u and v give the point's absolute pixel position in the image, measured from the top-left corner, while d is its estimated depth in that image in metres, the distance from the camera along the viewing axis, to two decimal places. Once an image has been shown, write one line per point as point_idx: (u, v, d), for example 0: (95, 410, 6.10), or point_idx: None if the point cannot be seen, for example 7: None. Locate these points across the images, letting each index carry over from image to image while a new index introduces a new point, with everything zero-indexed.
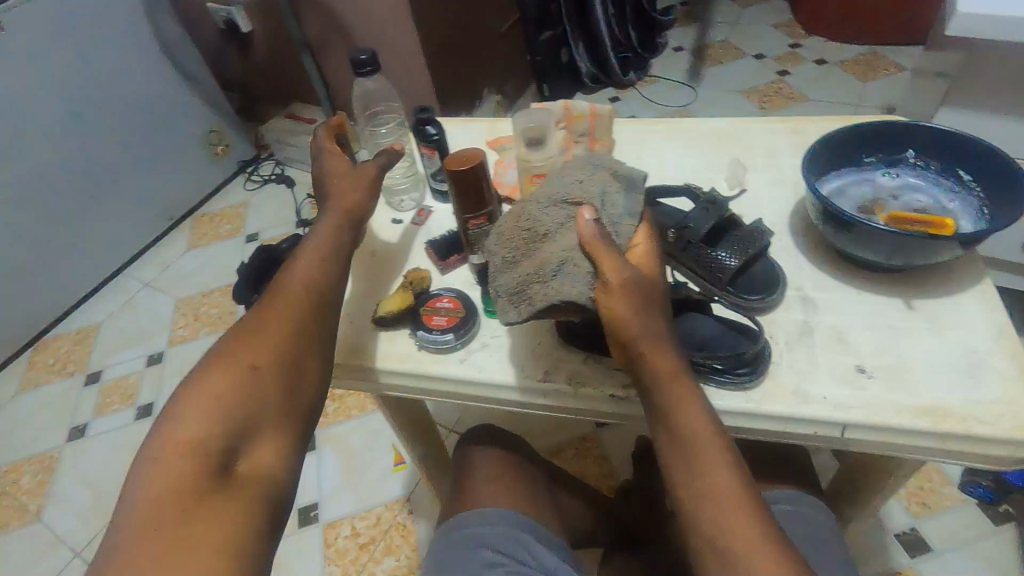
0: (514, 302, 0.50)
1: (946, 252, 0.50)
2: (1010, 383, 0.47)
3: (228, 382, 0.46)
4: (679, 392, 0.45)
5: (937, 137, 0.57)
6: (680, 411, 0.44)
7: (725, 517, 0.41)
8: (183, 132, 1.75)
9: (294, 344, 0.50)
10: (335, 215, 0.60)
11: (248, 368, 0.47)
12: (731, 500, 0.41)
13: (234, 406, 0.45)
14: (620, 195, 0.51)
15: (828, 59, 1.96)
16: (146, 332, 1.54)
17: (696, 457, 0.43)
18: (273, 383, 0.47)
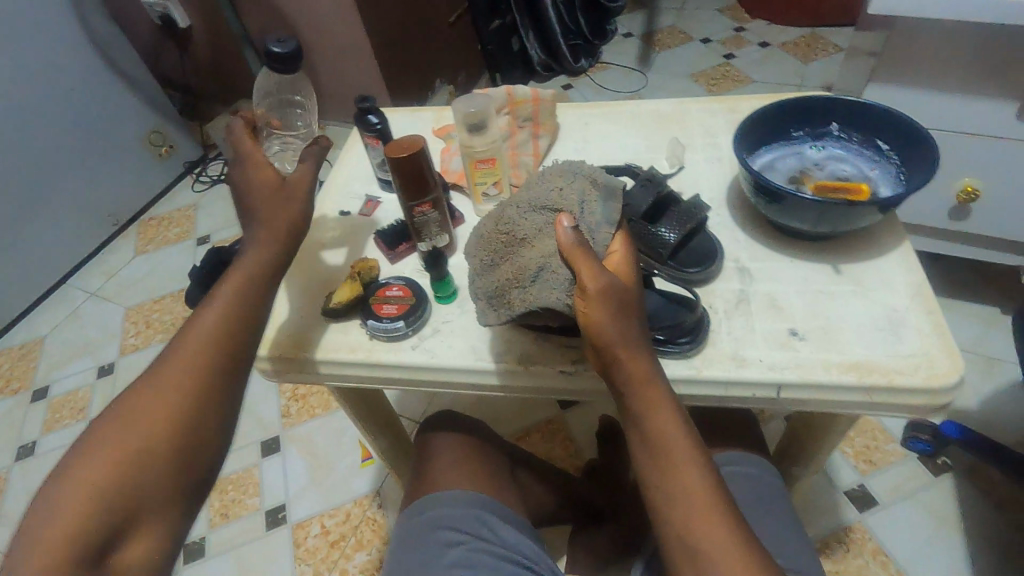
0: (495, 305, 0.54)
1: (866, 217, 0.53)
2: (927, 337, 0.50)
3: (126, 439, 0.41)
4: (650, 397, 0.46)
5: (858, 109, 0.60)
6: (651, 414, 0.46)
7: (693, 516, 0.43)
8: (123, 134, 1.68)
9: (199, 401, 0.44)
10: (263, 235, 0.52)
11: (149, 423, 0.42)
12: (699, 500, 0.43)
13: (129, 471, 0.40)
14: (597, 204, 0.53)
15: (771, 42, 2.02)
16: (94, 344, 1.49)
17: (668, 458, 0.45)
18: (177, 440, 0.42)
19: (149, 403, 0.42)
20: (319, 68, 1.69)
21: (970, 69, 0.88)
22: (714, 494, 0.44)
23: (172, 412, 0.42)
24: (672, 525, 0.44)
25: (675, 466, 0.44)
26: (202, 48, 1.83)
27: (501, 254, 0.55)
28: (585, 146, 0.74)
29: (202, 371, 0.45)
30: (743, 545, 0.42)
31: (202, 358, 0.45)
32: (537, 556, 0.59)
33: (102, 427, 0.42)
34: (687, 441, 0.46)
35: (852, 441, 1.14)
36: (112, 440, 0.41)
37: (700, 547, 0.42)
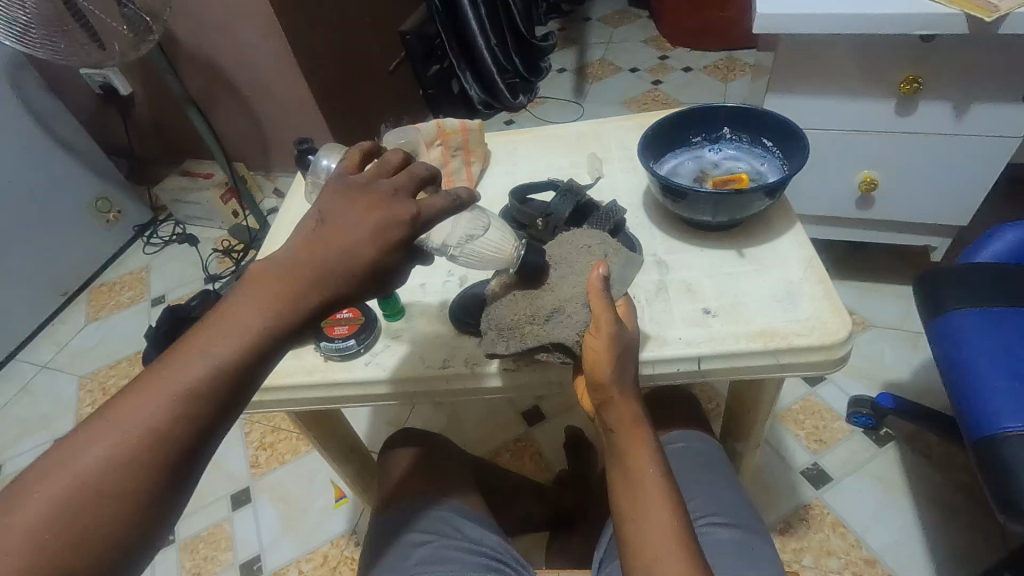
0: (502, 338, 0.58)
1: (758, 203, 0.60)
2: (819, 302, 0.58)
3: (114, 464, 0.35)
4: (634, 437, 0.49)
5: (742, 114, 0.69)
6: (632, 451, 0.49)
7: (658, 546, 0.45)
8: (70, 203, 1.68)
9: (222, 383, 0.39)
10: (335, 247, 0.43)
11: (142, 444, 0.36)
12: (664, 533, 0.46)
13: (110, 506, 0.35)
14: (618, 266, 0.58)
15: (693, 67, 2.18)
16: (49, 417, 1.44)
17: (640, 492, 0.48)
18: (166, 469, 0.37)
19: (150, 424, 0.36)
20: (265, 123, 1.74)
21: (850, 75, 1.00)
22: (679, 531, 0.46)
23: (171, 443, 0.37)
24: (638, 553, 0.46)
25: (645, 500, 0.47)
26: (145, 113, 1.86)
27: (523, 294, 0.59)
28: (514, 168, 0.81)
29: (212, 401, 0.38)
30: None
31: (218, 382, 0.38)
32: (501, 547, 0.65)
33: (93, 426, 0.36)
34: (659, 482, 0.48)
35: (803, 423, 1.16)
36: (100, 456, 0.35)
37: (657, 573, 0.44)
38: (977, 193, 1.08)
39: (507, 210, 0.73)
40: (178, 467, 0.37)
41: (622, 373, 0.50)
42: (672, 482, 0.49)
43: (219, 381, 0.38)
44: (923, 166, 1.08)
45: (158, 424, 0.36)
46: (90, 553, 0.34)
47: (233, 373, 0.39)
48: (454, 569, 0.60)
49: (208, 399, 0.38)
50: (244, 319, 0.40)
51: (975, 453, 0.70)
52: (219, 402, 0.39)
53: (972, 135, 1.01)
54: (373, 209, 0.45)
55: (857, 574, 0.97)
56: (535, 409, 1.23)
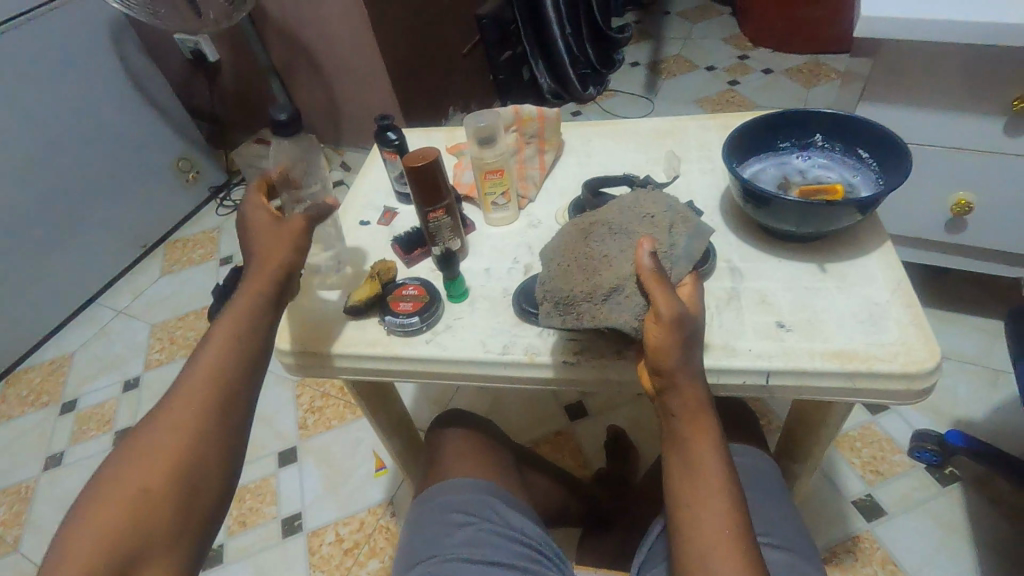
0: (558, 312, 0.57)
1: (848, 217, 0.57)
2: (905, 328, 0.55)
3: (181, 420, 0.49)
4: (697, 426, 0.49)
5: (838, 122, 0.66)
6: (694, 442, 0.48)
7: (716, 544, 0.45)
8: (155, 161, 1.78)
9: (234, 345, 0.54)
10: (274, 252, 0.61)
11: (197, 399, 0.50)
12: (723, 532, 0.45)
13: (190, 438, 0.48)
14: (682, 238, 0.56)
15: (774, 68, 2.09)
16: (121, 359, 1.55)
17: (700, 486, 0.47)
18: (218, 404, 0.50)
19: (194, 400, 0.50)
20: (339, 97, 1.78)
21: (955, 88, 0.93)
22: (737, 529, 0.46)
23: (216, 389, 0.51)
24: (694, 545, 0.46)
25: (703, 496, 0.47)
26: (229, 80, 1.94)
27: (579, 266, 0.57)
28: (586, 160, 0.81)
29: (232, 357, 0.53)
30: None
31: (232, 344, 0.54)
32: (540, 538, 0.65)
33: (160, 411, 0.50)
34: (722, 477, 0.48)
35: (859, 450, 1.10)
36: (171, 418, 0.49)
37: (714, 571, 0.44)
38: None
39: (578, 202, 0.73)
40: (215, 421, 0.49)
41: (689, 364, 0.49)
42: (733, 477, 0.48)
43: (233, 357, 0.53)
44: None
45: (205, 383, 0.51)
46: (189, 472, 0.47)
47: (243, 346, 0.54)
48: (493, 556, 0.60)
49: (222, 374, 0.52)
50: (236, 314, 0.56)
51: None
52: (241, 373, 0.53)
53: None
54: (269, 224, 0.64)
55: None
56: (578, 404, 1.23)
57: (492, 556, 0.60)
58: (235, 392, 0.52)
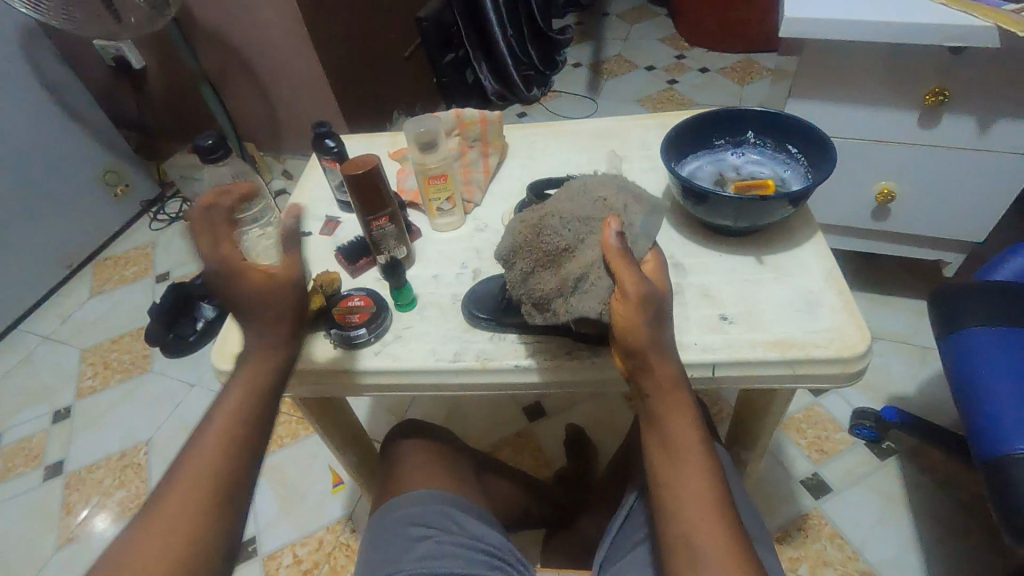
0: (537, 310, 0.57)
1: (781, 210, 0.59)
2: (837, 314, 0.57)
3: (189, 494, 0.41)
4: (671, 402, 0.49)
5: (768, 119, 0.69)
6: (673, 419, 0.49)
7: (700, 516, 0.46)
8: (79, 176, 1.67)
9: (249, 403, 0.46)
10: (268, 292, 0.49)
11: (207, 470, 0.42)
12: (704, 503, 0.46)
13: (198, 518, 0.40)
14: (641, 216, 0.56)
15: (710, 67, 2.16)
16: (50, 388, 1.45)
17: (681, 460, 0.48)
18: (232, 476, 0.43)
19: (206, 464, 0.42)
20: (277, 104, 1.73)
21: (874, 84, 0.98)
22: (718, 499, 0.47)
23: (231, 458, 0.43)
24: (676, 518, 0.47)
25: (686, 472, 0.47)
26: (157, 87, 1.85)
27: (540, 261, 0.56)
28: (530, 163, 0.81)
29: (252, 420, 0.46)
30: (740, 546, 0.45)
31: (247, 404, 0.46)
32: (503, 545, 0.64)
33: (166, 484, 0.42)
34: (700, 450, 0.48)
35: (805, 432, 1.15)
36: (181, 491, 0.41)
37: (699, 542, 0.45)
38: (996, 210, 1.07)
39: (523, 204, 0.73)
40: (226, 499, 0.42)
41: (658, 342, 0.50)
42: (710, 449, 0.49)
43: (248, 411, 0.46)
44: (942, 180, 1.06)
45: (216, 448, 0.43)
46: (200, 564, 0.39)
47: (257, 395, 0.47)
48: (456, 566, 0.59)
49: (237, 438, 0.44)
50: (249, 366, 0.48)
51: (983, 473, 0.69)
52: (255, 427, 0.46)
53: (994, 151, 1.00)
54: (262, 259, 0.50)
55: None
56: (536, 405, 1.23)
57: (454, 566, 0.59)
58: (246, 460, 0.44)
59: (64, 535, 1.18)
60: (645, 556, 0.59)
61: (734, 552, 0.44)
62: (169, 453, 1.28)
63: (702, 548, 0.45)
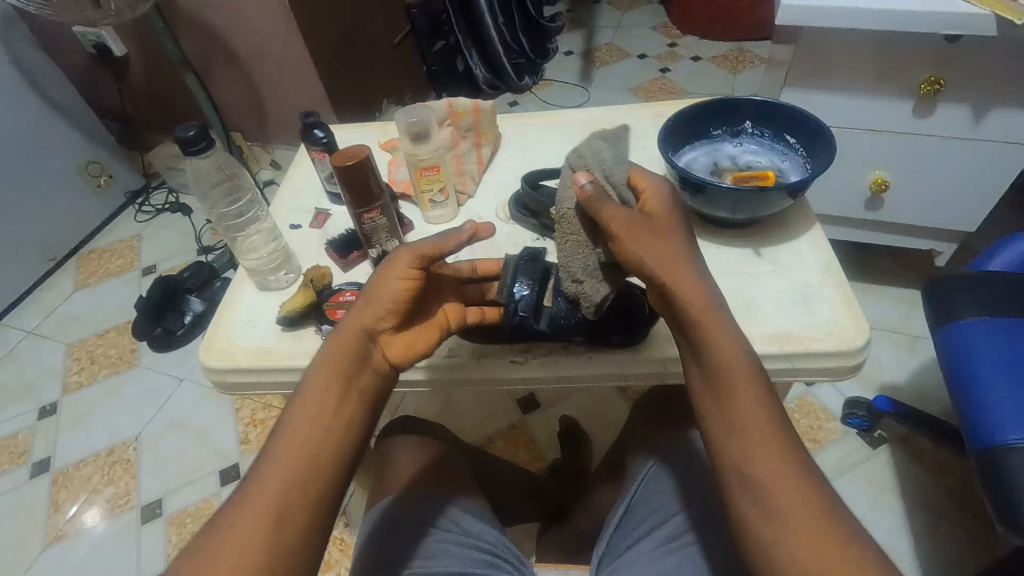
0: (594, 278, 0.54)
1: (779, 201, 0.59)
2: (836, 307, 0.57)
3: (298, 465, 0.43)
4: (708, 326, 0.46)
5: (767, 109, 0.68)
6: (712, 341, 0.46)
7: (754, 450, 0.42)
8: (60, 166, 1.63)
9: (348, 387, 0.47)
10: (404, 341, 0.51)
11: (310, 445, 0.44)
12: (754, 432, 0.43)
13: (307, 488, 0.43)
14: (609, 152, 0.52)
15: (702, 56, 2.14)
16: (35, 384, 1.42)
17: (723, 389, 0.45)
18: (337, 455, 0.45)
19: (309, 442, 0.44)
20: (263, 92, 1.69)
21: (868, 73, 0.98)
22: (775, 425, 0.43)
23: (336, 439, 0.45)
24: (729, 458, 0.43)
25: (730, 395, 0.44)
26: (138, 75, 1.80)
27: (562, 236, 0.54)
28: (524, 154, 0.80)
29: (352, 402, 0.47)
30: (802, 475, 0.41)
31: (347, 386, 0.47)
32: (498, 541, 0.64)
33: (271, 454, 0.44)
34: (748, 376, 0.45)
35: (797, 421, 1.16)
36: (289, 462, 0.43)
37: (761, 480, 0.41)
38: (988, 199, 1.07)
39: (518, 197, 0.72)
40: (327, 470, 0.44)
41: (685, 274, 0.48)
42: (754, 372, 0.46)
43: (331, 415, 0.46)
44: (935, 169, 1.06)
45: (317, 428, 0.45)
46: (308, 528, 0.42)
47: (343, 404, 0.46)
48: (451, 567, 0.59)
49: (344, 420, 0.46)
50: (344, 347, 0.49)
51: (976, 462, 0.69)
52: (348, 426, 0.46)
53: (987, 140, 0.99)
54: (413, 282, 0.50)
55: None
56: (530, 397, 1.23)
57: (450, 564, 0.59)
58: (346, 437, 0.46)
59: (52, 532, 1.17)
60: (682, 526, 0.59)
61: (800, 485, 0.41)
62: (159, 448, 1.27)
63: (765, 488, 0.41)
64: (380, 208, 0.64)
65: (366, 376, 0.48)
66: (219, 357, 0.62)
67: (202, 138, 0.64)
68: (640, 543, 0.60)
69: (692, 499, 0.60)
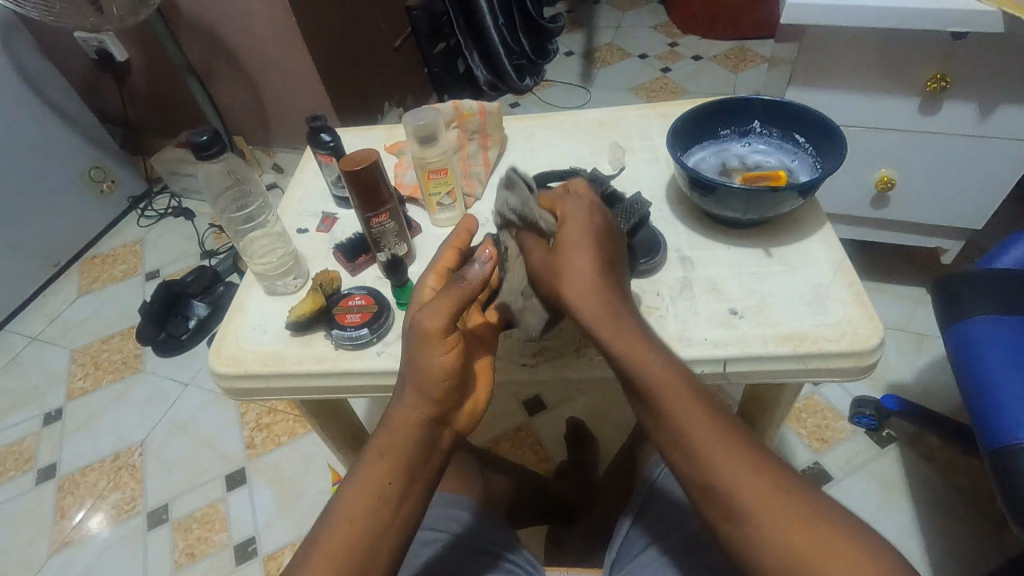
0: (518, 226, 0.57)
1: (790, 201, 0.58)
2: (848, 307, 0.56)
3: (350, 556, 0.44)
4: (629, 350, 0.48)
5: (775, 108, 0.67)
6: (677, 404, 0.46)
7: (757, 505, 0.41)
8: (63, 172, 1.63)
9: (403, 472, 0.47)
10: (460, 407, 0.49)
11: (363, 536, 0.45)
12: (748, 478, 0.42)
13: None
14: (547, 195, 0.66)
15: (703, 55, 2.14)
16: (39, 390, 1.42)
17: (702, 443, 0.44)
18: (387, 547, 0.46)
19: (363, 533, 0.45)
20: (266, 96, 1.69)
21: (873, 71, 0.97)
22: (729, 437, 0.44)
23: (389, 530, 0.46)
24: (718, 507, 0.43)
25: (713, 446, 0.44)
26: (140, 80, 1.80)
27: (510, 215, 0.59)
28: (531, 155, 0.80)
29: (406, 489, 0.47)
30: (765, 473, 0.43)
31: (402, 471, 0.47)
32: (511, 546, 0.64)
33: (327, 536, 0.45)
34: (689, 388, 0.47)
35: (805, 421, 1.15)
36: (340, 551, 0.44)
37: (717, 478, 0.43)
38: (994, 196, 1.07)
39: None
40: (376, 564, 0.45)
41: (592, 284, 0.51)
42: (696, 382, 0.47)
43: (388, 496, 0.46)
44: (942, 167, 1.06)
45: (372, 519, 0.45)
46: None
47: (400, 483, 0.47)
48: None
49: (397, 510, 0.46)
50: (403, 426, 0.48)
51: (989, 462, 0.69)
52: (405, 508, 0.47)
53: (993, 137, 0.99)
54: (452, 350, 0.47)
55: None
56: (536, 399, 1.22)
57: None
58: (395, 527, 0.46)
59: (59, 538, 1.17)
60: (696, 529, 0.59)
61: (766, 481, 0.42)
62: (164, 453, 1.27)
63: (726, 485, 0.43)
64: (389, 211, 0.64)
65: (421, 456, 0.48)
66: (228, 363, 0.62)
67: (217, 142, 0.64)
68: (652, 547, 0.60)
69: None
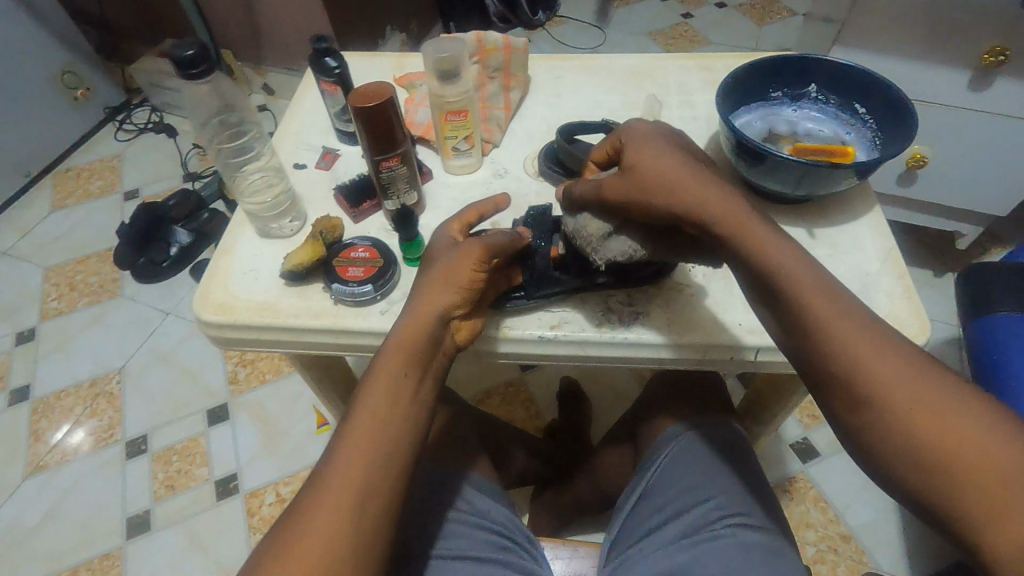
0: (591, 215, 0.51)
1: (846, 180, 0.53)
2: (895, 300, 0.52)
3: (366, 446, 0.43)
4: (744, 233, 0.44)
5: (839, 71, 0.60)
6: (859, 364, 0.41)
7: (957, 440, 0.37)
8: (31, 75, 1.49)
9: (411, 364, 0.46)
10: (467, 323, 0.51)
11: (379, 421, 0.44)
12: (943, 422, 0.38)
13: (374, 466, 0.42)
14: None
15: (728, 3, 2.00)
16: (9, 308, 1.35)
17: (879, 402, 0.40)
18: (401, 436, 0.44)
19: (379, 417, 0.44)
20: (258, 8, 1.55)
21: (926, 38, 0.90)
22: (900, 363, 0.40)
23: (395, 418, 0.44)
24: (926, 461, 0.38)
25: (919, 415, 0.38)
26: None
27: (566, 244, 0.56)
28: (557, 101, 0.73)
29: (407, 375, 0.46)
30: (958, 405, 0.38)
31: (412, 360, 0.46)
32: (509, 520, 0.60)
33: (346, 440, 0.43)
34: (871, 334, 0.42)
35: None
36: (358, 447, 0.43)
37: (908, 423, 0.39)
38: None
39: (550, 150, 0.66)
40: (390, 451, 0.43)
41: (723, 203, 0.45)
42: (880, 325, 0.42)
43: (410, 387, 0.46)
44: (981, 147, 1.00)
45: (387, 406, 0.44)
46: (372, 501, 0.41)
47: (412, 371, 0.46)
48: (468, 549, 0.55)
49: (405, 394, 0.45)
50: (415, 324, 0.48)
51: None
52: (416, 396, 0.46)
53: None
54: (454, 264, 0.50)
55: (833, 549, 0.95)
56: None
57: (467, 550, 0.55)
58: (405, 411, 0.45)
59: (33, 462, 1.14)
60: (695, 524, 0.56)
61: (901, 359, 0.40)
62: (143, 383, 1.23)
63: (935, 450, 0.38)
64: (398, 156, 0.56)
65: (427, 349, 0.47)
66: (216, 311, 0.57)
67: (202, 60, 0.55)
68: (652, 537, 0.58)
69: (711, 495, 0.57)
